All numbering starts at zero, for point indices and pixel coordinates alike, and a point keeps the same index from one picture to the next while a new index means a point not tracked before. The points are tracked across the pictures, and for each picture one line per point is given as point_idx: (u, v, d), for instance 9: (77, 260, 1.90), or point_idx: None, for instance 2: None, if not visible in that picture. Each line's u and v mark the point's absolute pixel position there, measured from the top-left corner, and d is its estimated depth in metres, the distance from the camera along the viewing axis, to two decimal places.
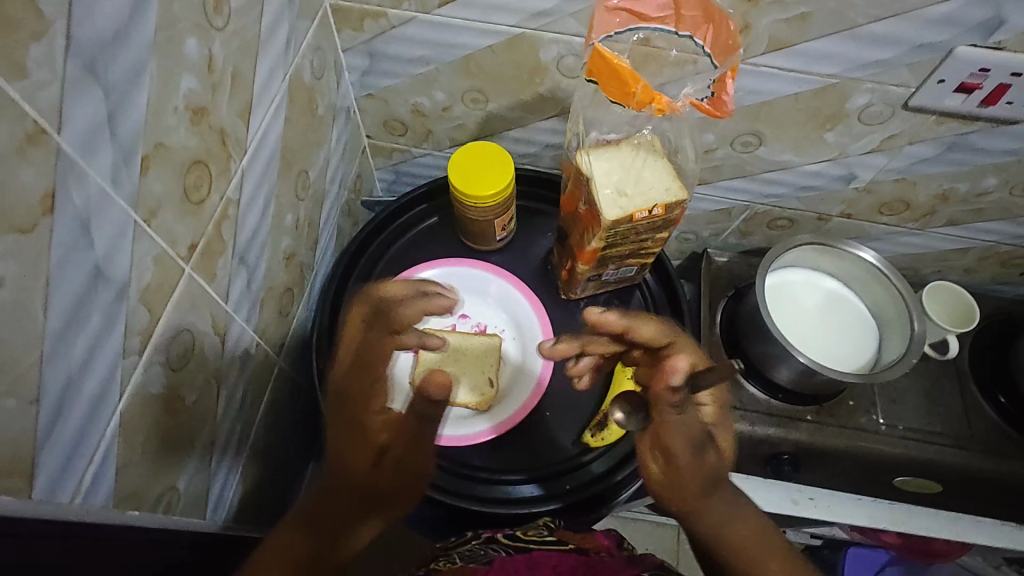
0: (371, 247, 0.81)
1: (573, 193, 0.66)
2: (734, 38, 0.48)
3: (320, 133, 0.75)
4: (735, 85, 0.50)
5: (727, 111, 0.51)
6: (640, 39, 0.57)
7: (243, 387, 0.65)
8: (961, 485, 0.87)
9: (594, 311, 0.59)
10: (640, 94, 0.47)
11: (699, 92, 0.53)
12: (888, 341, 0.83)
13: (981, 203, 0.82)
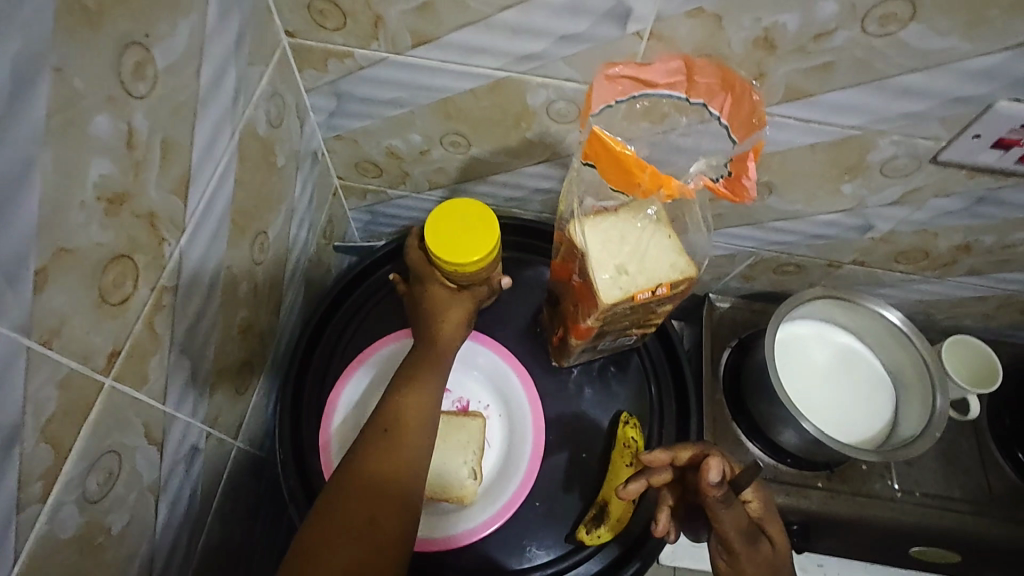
0: (340, 311, 0.73)
1: (566, 263, 0.58)
2: (761, 115, 0.52)
3: (281, 186, 0.67)
4: (756, 166, 0.52)
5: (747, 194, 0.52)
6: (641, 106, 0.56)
7: (191, 488, 0.58)
8: (980, 554, 0.81)
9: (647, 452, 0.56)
10: (647, 184, 0.50)
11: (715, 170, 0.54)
12: (907, 405, 0.77)
13: (1006, 255, 0.76)
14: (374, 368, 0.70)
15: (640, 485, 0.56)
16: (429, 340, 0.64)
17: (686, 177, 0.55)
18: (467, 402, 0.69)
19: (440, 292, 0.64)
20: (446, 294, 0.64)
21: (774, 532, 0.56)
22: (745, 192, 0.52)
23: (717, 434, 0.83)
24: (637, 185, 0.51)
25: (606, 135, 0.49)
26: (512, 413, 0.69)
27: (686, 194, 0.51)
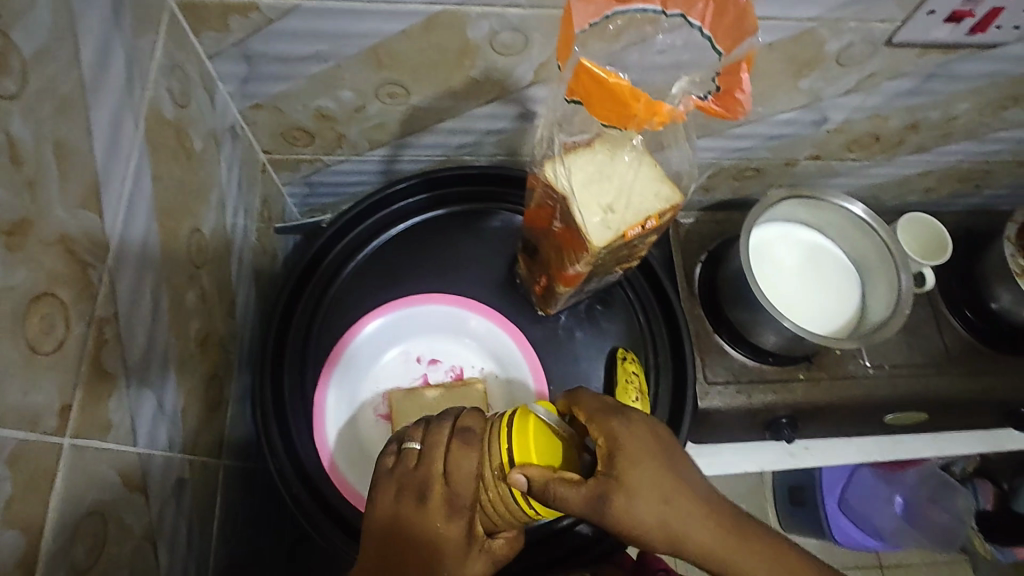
0: (301, 301, 0.67)
1: (544, 209, 0.54)
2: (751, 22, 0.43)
3: (205, 174, 0.58)
4: (748, 77, 0.44)
5: (741, 109, 0.45)
6: (614, 27, 0.47)
7: (186, 521, 0.53)
8: (945, 409, 0.88)
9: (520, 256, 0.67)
10: (642, 114, 0.43)
11: (700, 88, 0.46)
12: (873, 289, 0.80)
13: (949, 128, 0.78)
14: (356, 354, 0.66)
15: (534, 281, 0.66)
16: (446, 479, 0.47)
17: (675, 99, 0.47)
18: (460, 369, 0.67)
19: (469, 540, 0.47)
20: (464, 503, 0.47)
21: (690, 502, 0.44)
22: (738, 108, 0.45)
23: (702, 348, 0.84)
24: (629, 118, 0.44)
25: (591, 64, 0.42)
26: (508, 370, 0.67)
27: (679, 118, 0.46)
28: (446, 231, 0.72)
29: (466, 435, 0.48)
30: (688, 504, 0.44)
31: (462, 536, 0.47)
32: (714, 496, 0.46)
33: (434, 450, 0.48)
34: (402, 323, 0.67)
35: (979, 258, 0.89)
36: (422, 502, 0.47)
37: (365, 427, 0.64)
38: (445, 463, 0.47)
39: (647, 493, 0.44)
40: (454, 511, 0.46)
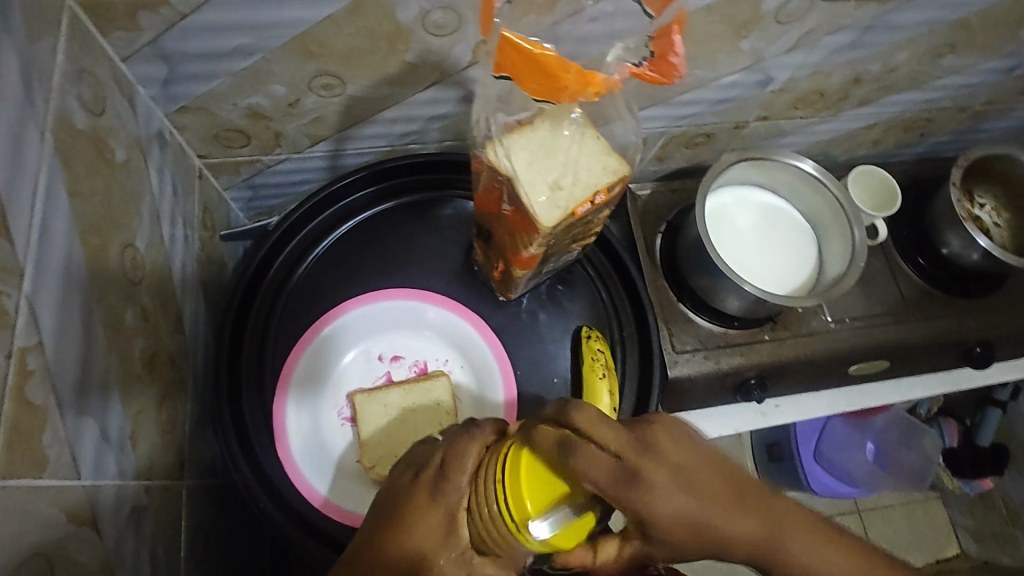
0: (252, 309, 0.64)
1: (492, 192, 0.53)
2: None
3: (133, 186, 0.55)
4: (681, 40, 0.43)
5: (676, 74, 0.44)
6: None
7: (149, 549, 0.51)
8: (906, 356, 0.91)
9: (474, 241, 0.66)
10: (573, 83, 0.44)
11: (634, 56, 0.45)
12: (828, 245, 0.81)
13: (890, 79, 0.78)
14: (314, 359, 0.63)
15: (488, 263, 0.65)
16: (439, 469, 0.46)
17: (609, 70, 0.45)
18: (424, 364, 0.66)
19: (447, 534, 0.44)
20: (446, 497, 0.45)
21: (733, 516, 0.41)
22: (673, 71, 0.44)
23: (668, 318, 0.84)
24: (563, 90, 0.45)
25: (516, 37, 0.43)
26: (474, 360, 0.66)
27: (613, 88, 0.46)
28: (398, 223, 0.70)
29: (475, 431, 0.48)
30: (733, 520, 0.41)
31: (440, 536, 0.44)
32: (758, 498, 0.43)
33: (445, 446, 0.49)
34: (359, 323, 0.65)
35: (927, 205, 0.91)
36: (417, 481, 0.47)
37: (329, 432, 0.62)
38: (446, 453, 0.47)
39: (693, 526, 0.40)
40: (438, 495, 0.45)
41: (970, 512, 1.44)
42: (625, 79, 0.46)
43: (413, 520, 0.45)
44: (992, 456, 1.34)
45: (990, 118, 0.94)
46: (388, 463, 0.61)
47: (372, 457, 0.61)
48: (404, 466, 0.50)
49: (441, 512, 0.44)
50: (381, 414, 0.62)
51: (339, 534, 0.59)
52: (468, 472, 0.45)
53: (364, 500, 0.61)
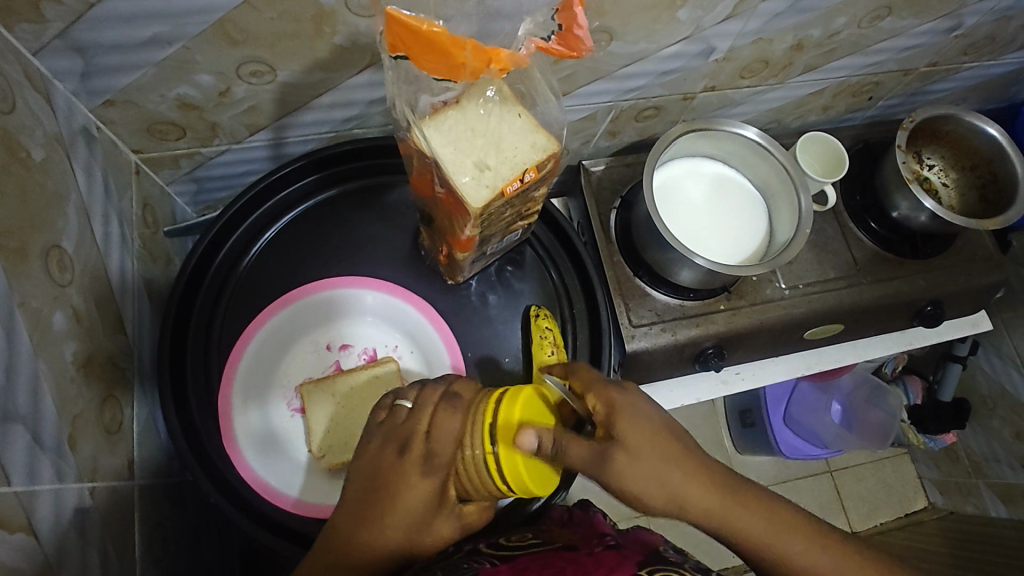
0: (196, 305, 0.64)
1: (423, 175, 0.52)
2: None
3: (54, 185, 0.53)
4: (584, 12, 0.43)
5: (583, 45, 0.44)
6: None
7: (98, 551, 0.51)
8: (860, 319, 0.92)
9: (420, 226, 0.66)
10: (474, 62, 0.42)
11: (541, 27, 0.45)
12: (778, 213, 0.82)
13: (832, 44, 0.79)
14: (260, 352, 0.63)
15: (433, 247, 0.65)
16: (422, 445, 0.48)
17: (516, 45, 0.45)
18: (374, 351, 0.66)
19: (436, 501, 0.48)
20: (433, 470, 0.47)
21: (700, 490, 0.47)
22: (581, 45, 0.44)
23: (625, 294, 0.84)
24: (462, 68, 0.43)
25: (406, 15, 0.39)
26: (423, 345, 0.66)
27: (523, 62, 0.45)
28: (344, 211, 0.69)
29: (456, 402, 0.48)
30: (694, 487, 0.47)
31: (430, 497, 0.48)
32: (739, 492, 0.48)
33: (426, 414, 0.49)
34: (305, 312, 0.64)
35: (877, 168, 0.92)
36: (402, 457, 0.48)
37: (280, 424, 0.62)
38: (430, 424, 0.47)
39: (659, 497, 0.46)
40: (428, 471, 0.47)
41: (935, 466, 1.49)
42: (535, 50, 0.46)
43: (403, 493, 0.48)
44: (954, 408, 1.34)
45: (937, 79, 0.95)
46: (339, 451, 0.61)
47: (323, 446, 0.61)
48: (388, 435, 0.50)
49: (430, 487, 0.48)
50: (330, 402, 0.62)
51: (294, 525, 0.58)
52: (450, 451, 0.47)
53: (319, 490, 0.61)
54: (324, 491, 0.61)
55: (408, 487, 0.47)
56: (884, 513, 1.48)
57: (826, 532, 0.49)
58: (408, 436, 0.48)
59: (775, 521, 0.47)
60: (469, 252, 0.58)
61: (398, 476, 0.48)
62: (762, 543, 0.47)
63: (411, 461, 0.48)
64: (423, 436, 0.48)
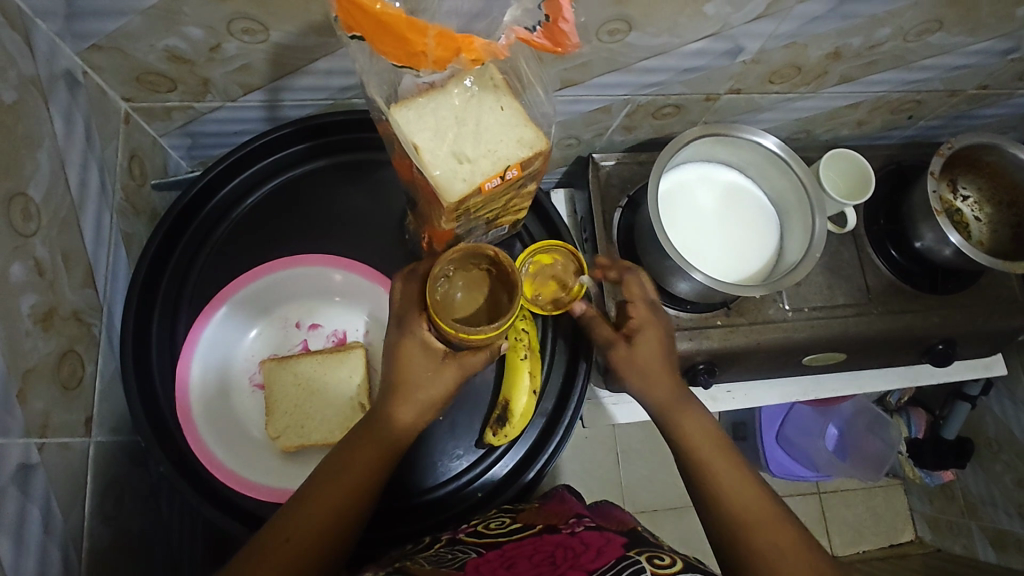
0: (167, 268, 0.62)
1: (403, 158, 0.49)
2: None
3: (25, 130, 0.51)
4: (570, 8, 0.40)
5: (569, 42, 0.41)
6: None
7: (40, 506, 0.50)
8: (866, 350, 0.87)
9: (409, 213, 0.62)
10: (437, 50, 0.39)
11: (525, 17, 0.40)
12: (790, 231, 0.77)
13: (874, 55, 0.73)
14: (220, 330, 0.61)
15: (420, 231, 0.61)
16: (402, 315, 0.53)
17: (495, 34, 0.41)
18: (343, 334, 0.65)
19: (432, 355, 0.53)
20: (403, 333, 0.53)
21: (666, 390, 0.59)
22: (566, 40, 0.42)
23: None
24: (423, 56, 0.39)
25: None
26: None
27: (498, 54, 0.42)
28: (330, 185, 0.67)
29: (414, 274, 0.54)
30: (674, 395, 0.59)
31: (423, 357, 0.53)
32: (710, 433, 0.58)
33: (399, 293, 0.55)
34: (273, 289, 0.63)
35: (906, 194, 0.86)
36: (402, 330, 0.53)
37: (241, 399, 0.62)
38: (402, 304, 0.54)
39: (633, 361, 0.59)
40: (408, 330, 0.53)
41: (930, 501, 1.44)
42: (514, 38, 0.42)
43: (407, 362, 0.52)
44: (957, 449, 1.29)
45: (986, 103, 0.88)
46: (294, 434, 0.60)
47: (278, 428, 0.60)
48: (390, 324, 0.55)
49: (415, 342, 0.53)
50: (291, 383, 0.61)
51: (262, 511, 0.57)
52: (418, 312, 0.52)
53: (273, 474, 0.60)
54: (277, 475, 0.60)
55: (407, 352, 0.53)
56: (869, 541, 1.44)
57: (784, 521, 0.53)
58: (400, 314, 0.54)
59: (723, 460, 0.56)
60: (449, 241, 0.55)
61: (396, 345, 0.53)
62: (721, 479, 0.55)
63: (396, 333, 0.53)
64: (400, 306, 0.54)
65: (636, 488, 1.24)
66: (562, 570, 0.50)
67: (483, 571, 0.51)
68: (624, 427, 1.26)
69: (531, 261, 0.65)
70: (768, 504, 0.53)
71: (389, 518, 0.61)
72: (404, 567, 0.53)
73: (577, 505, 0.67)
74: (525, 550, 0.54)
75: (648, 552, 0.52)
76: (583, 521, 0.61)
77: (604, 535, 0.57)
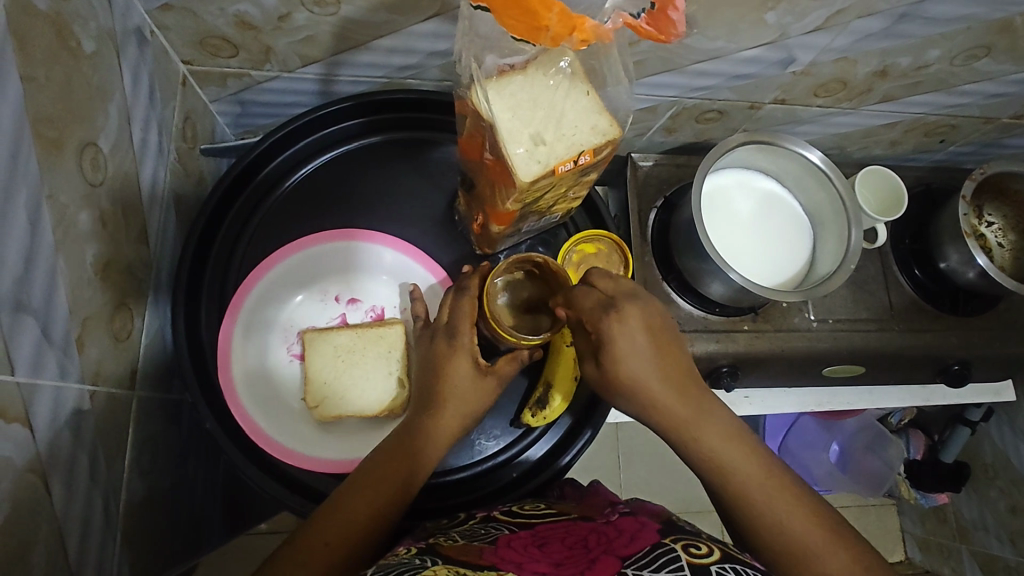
0: (221, 230, 0.63)
1: (474, 137, 0.50)
2: None
3: (99, 81, 0.51)
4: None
5: (673, 33, 0.42)
6: None
7: (89, 453, 0.51)
8: (884, 366, 0.89)
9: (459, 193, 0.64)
10: (557, 27, 0.39)
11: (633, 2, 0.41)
12: (823, 242, 0.79)
13: (919, 76, 0.74)
14: (259, 302, 0.61)
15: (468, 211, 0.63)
16: (450, 330, 0.56)
17: (601, 16, 0.42)
18: (381, 310, 0.65)
19: (480, 371, 0.55)
20: (450, 347, 0.56)
21: (671, 404, 0.53)
22: (670, 29, 0.43)
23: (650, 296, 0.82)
24: (542, 31, 0.40)
25: None
26: None
27: (604, 37, 0.42)
28: (383, 161, 0.68)
29: (462, 292, 0.58)
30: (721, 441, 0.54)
31: (469, 368, 0.55)
32: (776, 476, 0.53)
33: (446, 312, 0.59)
34: (317, 261, 0.63)
35: (934, 215, 0.88)
36: (451, 343, 0.56)
37: (278, 368, 0.62)
38: (452, 317, 0.57)
39: (651, 408, 0.53)
40: (457, 343, 0.56)
41: (921, 522, 1.46)
42: (617, 25, 0.43)
43: (454, 370, 0.55)
44: (954, 473, 1.30)
45: (1016, 133, 0.90)
46: (333, 404, 0.61)
47: (317, 397, 0.60)
48: (434, 334, 0.58)
49: (466, 356, 0.55)
50: (331, 355, 0.61)
51: (307, 479, 0.58)
52: (469, 325, 0.56)
53: (306, 440, 0.60)
54: (309, 441, 0.60)
55: (453, 363, 0.55)
56: None
57: (871, 562, 0.50)
58: (447, 328, 0.57)
59: (737, 455, 0.53)
60: (501, 229, 0.57)
61: (445, 354, 0.56)
62: (793, 535, 0.51)
63: (443, 347, 0.56)
64: (450, 322, 0.57)
65: (638, 489, 1.25)
66: (596, 554, 0.50)
67: (515, 547, 0.51)
68: (629, 428, 1.27)
69: (575, 250, 0.66)
70: (804, 502, 0.52)
71: (421, 494, 0.63)
72: (437, 541, 0.54)
73: (613, 497, 0.68)
74: (557, 531, 0.55)
75: (684, 540, 0.52)
76: (618, 510, 0.62)
77: (639, 522, 0.57)
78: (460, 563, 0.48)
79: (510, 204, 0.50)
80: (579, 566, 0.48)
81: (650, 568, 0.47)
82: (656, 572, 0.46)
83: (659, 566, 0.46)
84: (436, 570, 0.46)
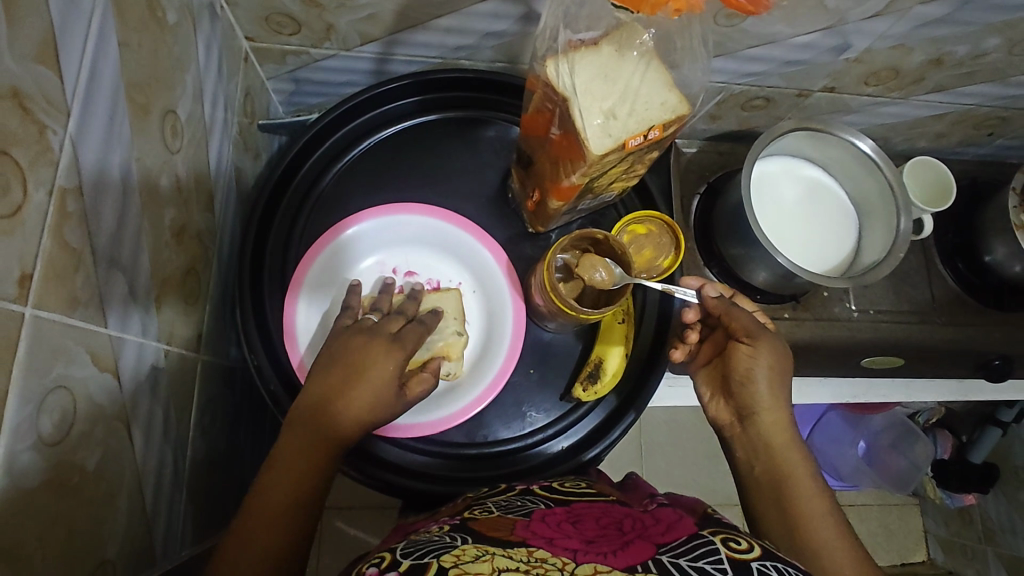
0: (281, 203, 0.65)
1: (541, 112, 0.51)
2: None
3: (179, 52, 0.53)
4: None
5: None
6: None
7: (162, 409, 0.53)
8: (923, 358, 0.88)
9: (516, 168, 0.65)
10: None
11: None
12: (869, 230, 0.79)
13: (975, 65, 0.74)
14: (324, 269, 0.63)
15: (523, 187, 0.63)
16: (357, 346, 0.54)
17: None
18: (438, 283, 0.66)
19: (393, 381, 0.54)
20: (367, 348, 0.54)
21: (778, 415, 0.61)
22: None
23: None
24: None
25: None
26: (487, 284, 0.67)
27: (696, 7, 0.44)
28: (436, 139, 0.69)
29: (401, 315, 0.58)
30: (809, 474, 0.59)
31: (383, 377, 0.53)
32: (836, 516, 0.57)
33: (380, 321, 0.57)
34: (378, 233, 0.65)
35: (979, 209, 0.88)
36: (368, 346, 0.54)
37: None
38: (396, 331, 0.56)
39: (761, 408, 0.61)
40: (386, 354, 0.54)
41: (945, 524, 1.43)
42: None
43: (371, 373, 0.53)
44: (981, 473, 1.29)
45: None
46: None
47: None
48: (354, 332, 0.56)
49: (392, 364, 0.54)
50: None
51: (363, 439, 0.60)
52: (380, 343, 0.55)
53: None
54: None
55: (375, 368, 0.53)
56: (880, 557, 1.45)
57: None
58: (385, 332, 0.56)
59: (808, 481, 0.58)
60: (557, 206, 0.58)
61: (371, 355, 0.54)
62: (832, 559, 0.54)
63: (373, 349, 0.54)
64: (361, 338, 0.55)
65: (663, 477, 1.26)
66: (630, 538, 0.49)
67: (549, 522, 0.51)
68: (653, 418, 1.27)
69: (626, 231, 0.67)
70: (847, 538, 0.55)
71: (468, 463, 0.64)
72: (472, 514, 0.54)
73: (652, 488, 0.68)
74: (593, 511, 0.55)
75: (724, 534, 0.51)
76: (657, 500, 0.63)
77: (678, 514, 0.57)
78: (491, 541, 0.47)
79: (573, 180, 0.51)
80: (612, 545, 0.47)
81: (688, 557, 0.45)
82: (694, 563, 0.45)
83: (697, 556, 0.46)
84: (463, 550, 0.44)
